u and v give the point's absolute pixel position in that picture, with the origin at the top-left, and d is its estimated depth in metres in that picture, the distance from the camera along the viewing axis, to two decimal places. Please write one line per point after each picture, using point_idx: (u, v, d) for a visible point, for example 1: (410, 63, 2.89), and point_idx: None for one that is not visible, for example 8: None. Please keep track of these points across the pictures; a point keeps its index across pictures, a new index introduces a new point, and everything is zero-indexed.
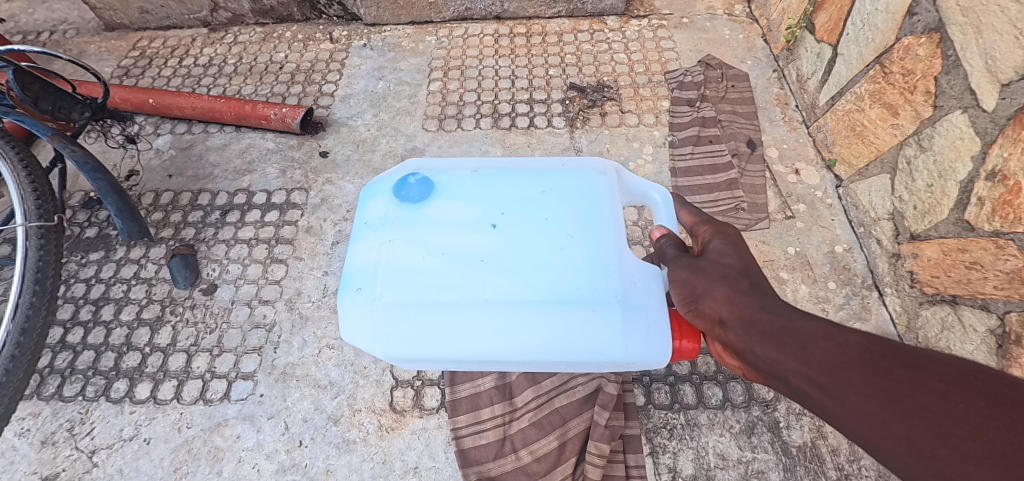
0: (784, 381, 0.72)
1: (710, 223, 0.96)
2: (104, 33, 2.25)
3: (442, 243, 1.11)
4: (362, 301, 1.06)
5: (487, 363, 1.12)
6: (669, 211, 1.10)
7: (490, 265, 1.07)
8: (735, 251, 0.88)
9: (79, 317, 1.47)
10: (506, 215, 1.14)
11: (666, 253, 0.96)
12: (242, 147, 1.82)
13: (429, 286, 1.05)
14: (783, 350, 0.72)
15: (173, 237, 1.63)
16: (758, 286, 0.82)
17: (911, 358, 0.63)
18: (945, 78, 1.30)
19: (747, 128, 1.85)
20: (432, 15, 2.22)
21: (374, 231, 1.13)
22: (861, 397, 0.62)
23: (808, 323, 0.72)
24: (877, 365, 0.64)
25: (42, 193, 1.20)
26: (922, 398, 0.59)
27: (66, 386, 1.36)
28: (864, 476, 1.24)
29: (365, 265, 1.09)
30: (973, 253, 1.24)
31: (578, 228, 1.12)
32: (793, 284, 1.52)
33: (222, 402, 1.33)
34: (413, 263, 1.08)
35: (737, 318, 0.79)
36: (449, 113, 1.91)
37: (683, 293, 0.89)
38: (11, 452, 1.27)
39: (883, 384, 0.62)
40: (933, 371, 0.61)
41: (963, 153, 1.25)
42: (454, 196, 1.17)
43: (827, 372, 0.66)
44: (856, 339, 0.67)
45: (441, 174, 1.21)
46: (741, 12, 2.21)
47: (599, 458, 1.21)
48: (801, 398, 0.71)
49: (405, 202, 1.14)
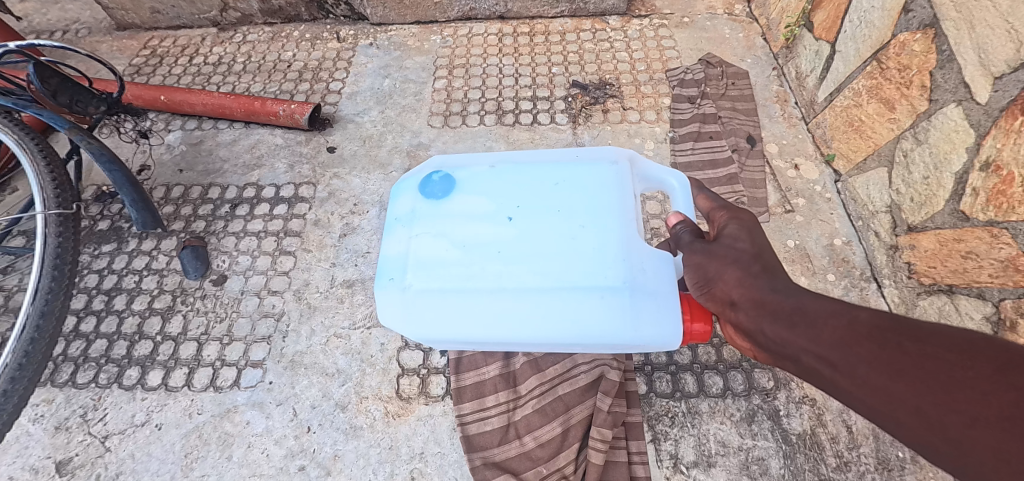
0: (795, 360, 0.74)
1: (726, 208, 0.97)
2: (116, 33, 2.30)
3: (463, 236, 1.14)
4: (391, 290, 1.12)
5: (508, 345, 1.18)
6: (687, 197, 1.13)
7: (507, 255, 1.11)
8: (748, 235, 0.89)
9: (92, 306, 1.51)
10: (523, 208, 1.17)
11: (682, 239, 0.97)
12: (251, 143, 1.86)
13: (452, 275, 1.10)
14: (793, 330, 0.73)
15: (184, 230, 1.66)
16: (769, 269, 0.83)
17: (918, 330, 0.63)
18: (940, 72, 1.33)
19: (747, 124, 1.88)
20: (437, 15, 2.26)
21: (402, 226, 1.18)
22: (870, 370, 0.63)
23: (818, 303, 0.73)
24: (884, 339, 0.64)
25: (60, 183, 1.25)
26: (929, 366, 0.59)
27: (79, 373, 1.40)
28: (864, 463, 1.25)
29: (394, 257, 1.15)
30: (969, 242, 1.27)
31: (591, 218, 1.14)
32: (792, 276, 1.55)
33: (231, 389, 1.36)
34: (437, 254, 1.13)
35: (749, 300, 0.80)
36: (454, 110, 1.95)
37: (696, 277, 0.91)
38: (25, 437, 1.30)
39: (891, 356, 0.63)
40: (940, 341, 0.61)
41: (957, 145, 1.28)
42: (473, 190, 1.19)
43: (836, 348, 0.68)
44: (866, 314, 0.68)
45: (461, 169, 1.23)
46: (740, 12, 2.25)
47: (602, 443, 1.23)
48: (812, 376, 0.72)
49: (430, 197, 1.18)
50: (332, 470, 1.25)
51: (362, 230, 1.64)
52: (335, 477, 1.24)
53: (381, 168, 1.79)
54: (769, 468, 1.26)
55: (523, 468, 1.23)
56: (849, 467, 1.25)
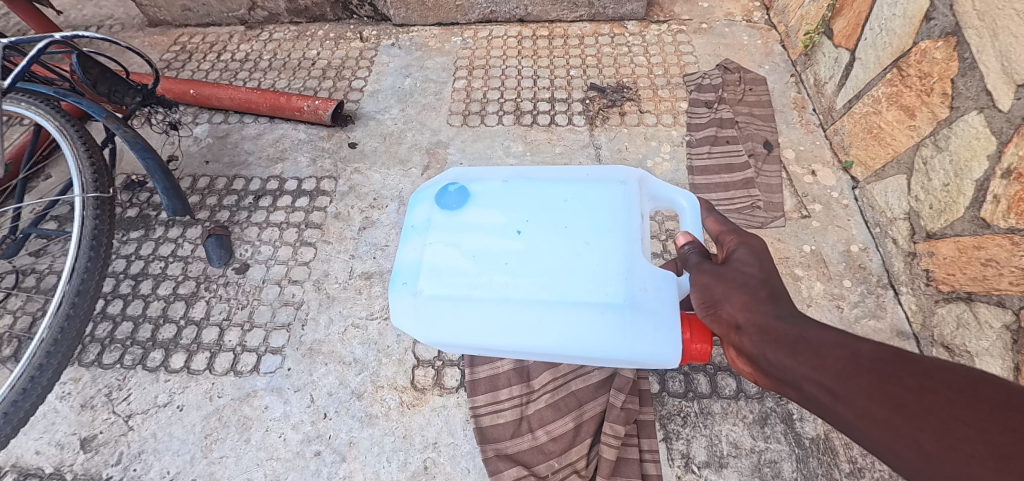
0: (796, 387, 0.72)
1: (736, 233, 0.96)
2: (148, 29, 2.38)
3: (473, 246, 1.16)
4: (404, 294, 1.14)
5: (511, 353, 1.18)
6: (695, 217, 1.11)
7: (514, 267, 1.12)
8: (757, 260, 0.87)
9: (119, 290, 1.56)
10: (532, 222, 1.17)
11: (689, 259, 0.95)
12: (275, 137, 1.91)
13: (460, 283, 1.12)
14: (796, 357, 0.71)
15: (209, 219, 1.71)
16: (776, 295, 0.81)
17: (921, 366, 0.62)
18: (962, 79, 1.33)
19: (765, 129, 1.88)
20: (458, 17, 2.30)
21: (417, 234, 1.20)
22: (869, 401, 0.62)
23: (823, 333, 0.71)
24: (885, 371, 0.63)
25: (97, 169, 1.30)
26: (929, 402, 0.58)
27: (106, 354, 1.44)
28: (878, 470, 1.24)
29: (409, 264, 1.17)
30: (989, 250, 1.27)
31: (597, 235, 1.14)
32: (808, 281, 1.54)
33: (251, 374, 1.39)
34: (448, 262, 1.14)
35: (753, 325, 0.78)
36: (473, 110, 1.98)
37: (702, 298, 0.89)
38: (53, 413, 1.35)
39: (891, 389, 0.61)
40: (941, 377, 0.60)
41: (978, 153, 1.28)
42: (486, 203, 1.21)
43: (838, 378, 0.66)
44: (869, 348, 0.66)
45: (476, 182, 1.25)
46: (759, 19, 2.26)
47: (614, 439, 1.24)
48: (813, 405, 0.70)
49: (445, 207, 1.20)
50: (347, 456, 1.27)
51: (381, 224, 1.67)
52: (350, 464, 1.26)
53: (401, 165, 1.82)
54: (781, 471, 1.25)
55: (535, 461, 1.24)
56: (863, 473, 1.24)
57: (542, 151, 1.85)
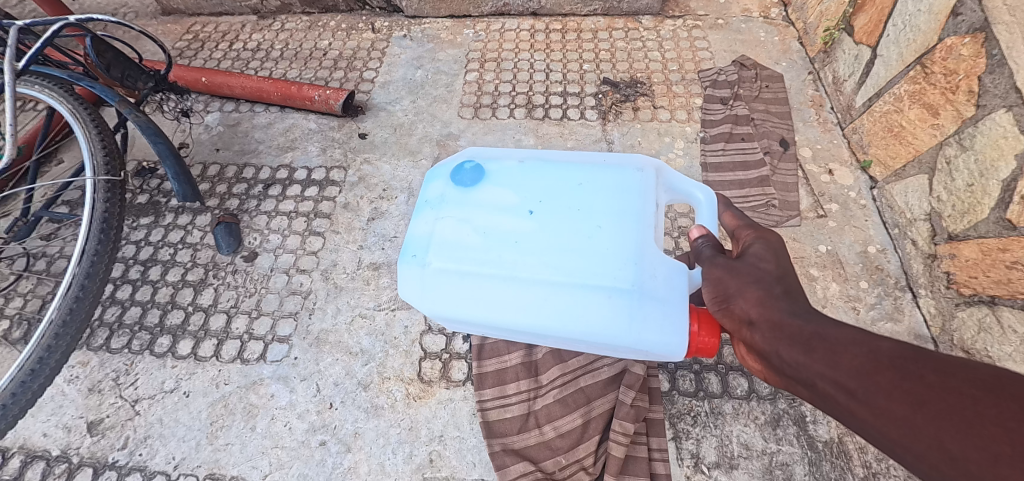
0: (809, 385, 0.69)
1: (753, 228, 0.93)
2: (162, 18, 2.39)
3: (484, 223, 1.14)
4: (412, 267, 1.13)
5: (516, 333, 1.17)
6: (711, 212, 1.07)
7: (524, 247, 1.10)
8: (774, 256, 0.84)
9: (128, 275, 1.56)
10: (545, 203, 1.15)
11: (702, 253, 0.92)
12: (286, 127, 1.90)
13: (469, 260, 1.10)
14: (810, 354, 0.68)
15: (218, 207, 1.70)
16: (791, 292, 0.79)
17: (942, 364, 0.59)
18: (989, 77, 1.29)
19: (781, 127, 1.84)
20: (471, 9, 2.28)
21: (430, 209, 1.18)
22: (888, 400, 0.60)
23: (839, 330, 0.69)
24: (905, 369, 0.60)
25: (109, 152, 1.31)
26: (952, 402, 0.55)
27: (114, 339, 1.44)
28: (892, 476, 1.21)
29: (419, 237, 1.15)
30: (1014, 252, 1.23)
31: (610, 220, 1.11)
32: (823, 281, 1.50)
33: (258, 362, 1.39)
34: (458, 238, 1.13)
35: (766, 321, 0.76)
36: (485, 102, 1.96)
37: (715, 293, 0.86)
38: (60, 396, 1.35)
39: (912, 387, 0.58)
40: (964, 375, 0.57)
41: (1005, 152, 1.24)
42: (501, 182, 1.18)
43: (854, 376, 0.63)
44: (888, 345, 0.64)
45: (492, 162, 1.22)
46: (776, 15, 2.22)
47: (623, 436, 1.21)
48: (827, 403, 0.67)
49: (459, 184, 1.18)
50: (352, 447, 1.26)
51: (390, 215, 1.66)
52: (355, 454, 1.25)
53: (411, 156, 1.81)
54: (793, 474, 1.22)
55: (541, 457, 1.23)
56: (877, 478, 1.21)
57: (553, 145, 1.83)
